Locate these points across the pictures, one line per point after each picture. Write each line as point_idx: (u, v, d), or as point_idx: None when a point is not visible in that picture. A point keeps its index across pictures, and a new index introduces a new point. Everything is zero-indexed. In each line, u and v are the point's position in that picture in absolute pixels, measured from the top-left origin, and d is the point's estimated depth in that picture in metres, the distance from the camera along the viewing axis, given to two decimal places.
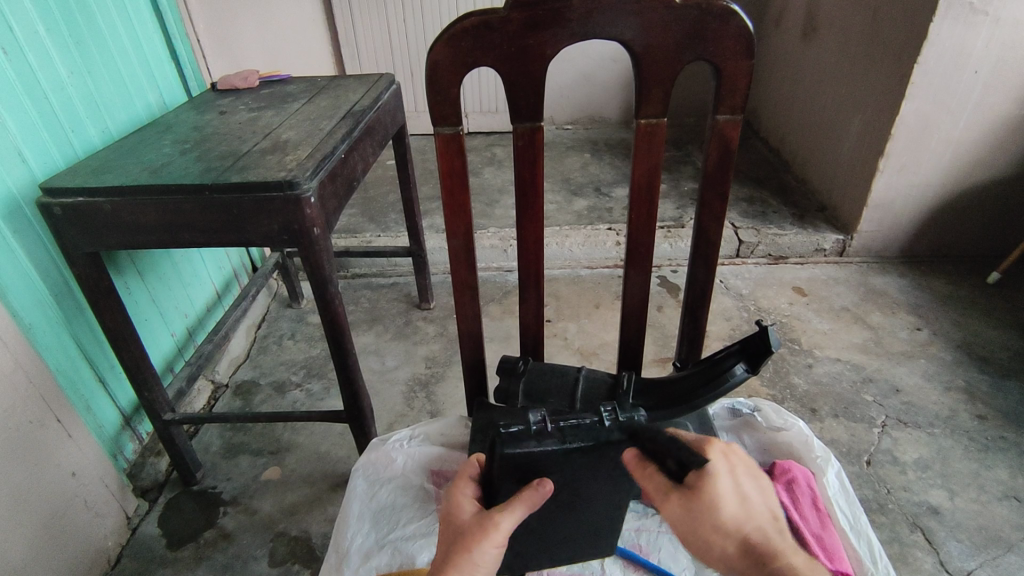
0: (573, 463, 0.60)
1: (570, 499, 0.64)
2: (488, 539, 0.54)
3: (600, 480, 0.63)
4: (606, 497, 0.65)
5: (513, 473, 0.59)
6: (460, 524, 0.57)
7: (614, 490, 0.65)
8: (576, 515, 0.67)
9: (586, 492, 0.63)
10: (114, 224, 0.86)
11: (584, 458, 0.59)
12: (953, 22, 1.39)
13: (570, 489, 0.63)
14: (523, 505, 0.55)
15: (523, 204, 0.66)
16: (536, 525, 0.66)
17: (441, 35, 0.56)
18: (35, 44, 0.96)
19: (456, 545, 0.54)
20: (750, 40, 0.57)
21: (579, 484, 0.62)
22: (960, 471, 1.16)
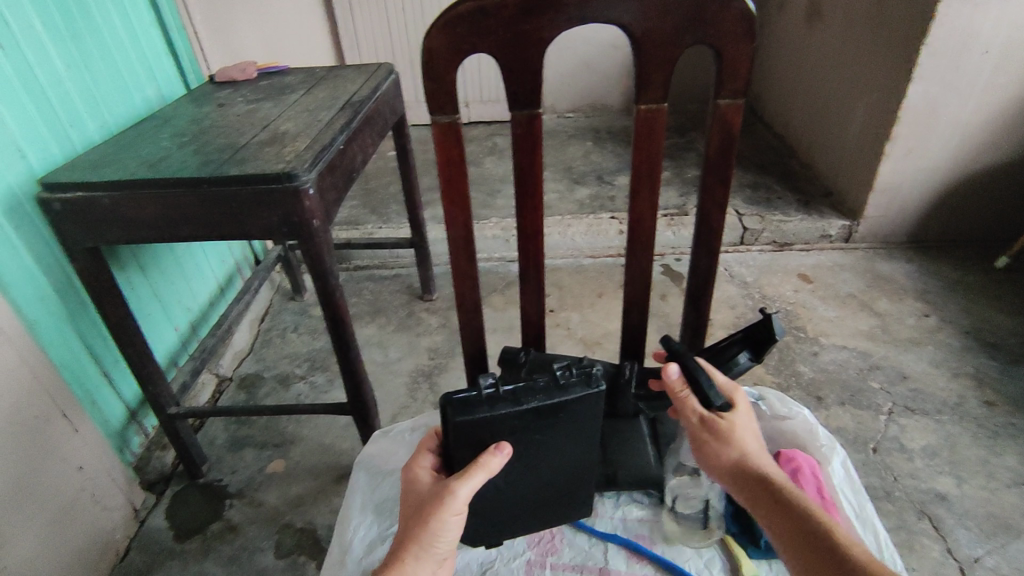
0: (530, 423, 0.62)
1: (535, 461, 0.66)
2: (445, 508, 0.56)
3: (560, 437, 0.65)
4: (572, 456, 0.67)
5: (469, 441, 0.61)
6: (421, 493, 0.60)
7: (579, 450, 0.67)
8: (547, 480, 0.68)
9: (549, 451, 0.66)
10: (114, 218, 0.85)
11: (539, 416, 0.62)
12: (962, 3, 1.36)
13: (535, 450, 0.65)
14: (478, 472, 0.57)
15: (523, 194, 0.65)
16: (512, 495, 0.67)
17: (435, 22, 0.55)
18: (30, 38, 0.95)
19: (416, 517, 0.57)
20: (753, 22, 0.56)
21: (542, 443, 0.65)
22: (969, 458, 1.15)
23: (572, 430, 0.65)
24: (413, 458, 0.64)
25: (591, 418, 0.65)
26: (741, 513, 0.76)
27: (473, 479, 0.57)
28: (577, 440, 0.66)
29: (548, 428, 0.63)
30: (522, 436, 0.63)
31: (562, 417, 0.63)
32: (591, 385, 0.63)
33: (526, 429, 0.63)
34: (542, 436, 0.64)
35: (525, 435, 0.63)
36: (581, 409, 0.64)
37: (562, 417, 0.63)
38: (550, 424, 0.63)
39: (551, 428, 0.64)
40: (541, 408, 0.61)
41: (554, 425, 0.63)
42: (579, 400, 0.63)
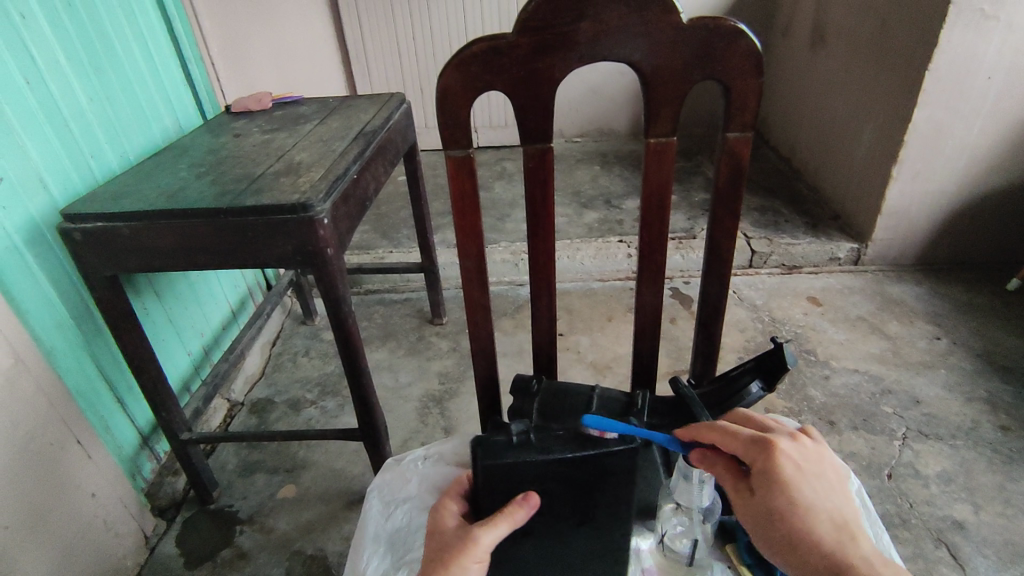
0: (560, 474, 0.60)
1: (565, 515, 0.63)
2: (466, 555, 0.55)
3: (594, 494, 0.62)
4: (607, 513, 0.63)
5: (496, 486, 0.60)
6: (443, 536, 0.59)
7: (613, 506, 0.63)
8: (577, 534, 0.64)
9: (582, 506, 0.62)
10: (133, 248, 0.87)
11: (568, 467, 0.59)
12: (964, 29, 1.38)
13: (566, 506, 0.62)
14: (504, 522, 0.57)
15: (534, 224, 0.66)
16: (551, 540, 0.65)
17: (450, 60, 0.56)
18: (54, 71, 0.98)
19: (437, 559, 0.56)
20: (760, 58, 0.57)
21: (575, 498, 0.62)
22: (984, 484, 1.13)
23: (609, 486, 0.61)
24: (441, 499, 0.64)
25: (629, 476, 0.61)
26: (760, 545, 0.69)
27: (496, 528, 0.57)
28: (613, 498, 0.62)
29: (580, 484, 0.61)
30: (551, 486, 0.60)
31: (595, 472, 0.60)
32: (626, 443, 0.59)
33: (554, 480, 0.60)
34: (574, 490, 0.61)
35: (555, 489, 0.61)
36: (618, 467, 0.60)
37: (595, 471, 0.60)
38: (582, 478, 0.60)
39: (585, 481, 0.61)
40: (573, 460, 0.59)
41: (586, 479, 0.60)
42: (614, 457, 0.59)
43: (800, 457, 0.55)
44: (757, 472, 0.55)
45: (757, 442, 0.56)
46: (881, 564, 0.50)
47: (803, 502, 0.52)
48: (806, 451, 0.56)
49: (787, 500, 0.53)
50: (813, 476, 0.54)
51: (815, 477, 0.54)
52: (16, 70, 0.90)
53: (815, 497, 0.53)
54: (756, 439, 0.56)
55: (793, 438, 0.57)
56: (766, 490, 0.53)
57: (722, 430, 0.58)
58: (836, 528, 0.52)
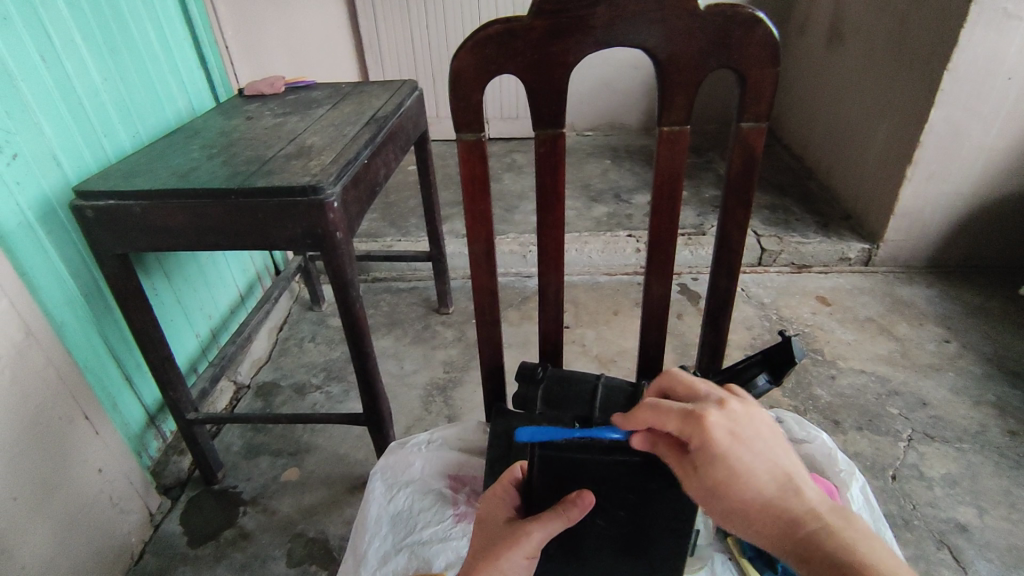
0: (617, 477, 0.58)
1: (619, 520, 0.61)
2: (518, 549, 0.54)
3: (652, 506, 0.60)
4: (660, 523, 0.61)
5: (552, 481, 0.59)
6: (497, 529, 0.58)
7: (668, 518, 0.60)
8: (626, 539, 0.62)
9: (637, 516, 0.60)
10: (144, 226, 0.87)
11: (629, 472, 0.58)
12: (985, 28, 1.36)
13: (622, 512, 0.60)
14: (558, 520, 0.55)
15: (544, 212, 0.66)
16: (587, 535, 0.62)
17: (464, 43, 0.56)
18: (69, 49, 0.98)
19: (490, 550, 0.56)
20: (776, 48, 0.56)
21: (631, 504, 0.60)
22: (989, 488, 1.13)
23: (662, 497, 0.59)
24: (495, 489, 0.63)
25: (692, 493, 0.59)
26: None
27: (552, 525, 0.55)
28: (668, 507, 0.59)
29: (636, 490, 0.59)
30: (607, 487, 0.59)
31: (653, 480, 0.58)
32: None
33: (611, 480, 0.59)
34: (630, 496, 0.59)
35: (612, 490, 0.59)
36: (681, 479, 0.58)
37: (652, 477, 0.58)
38: (642, 484, 0.58)
39: (642, 487, 0.59)
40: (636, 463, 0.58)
41: (647, 487, 0.59)
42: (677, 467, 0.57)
43: (733, 423, 0.48)
44: (692, 451, 0.47)
45: (688, 413, 0.48)
46: (827, 511, 0.47)
47: (745, 472, 0.46)
48: (735, 413, 0.49)
49: (726, 473, 0.46)
50: (750, 438, 0.47)
51: (750, 438, 0.47)
52: (31, 46, 0.91)
53: (755, 459, 0.47)
54: (687, 411, 0.48)
55: (720, 402, 0.49)
56: (705, 470, 0.47)
57: (649, 409, 0.49)
58: (780, 486, 0.47)
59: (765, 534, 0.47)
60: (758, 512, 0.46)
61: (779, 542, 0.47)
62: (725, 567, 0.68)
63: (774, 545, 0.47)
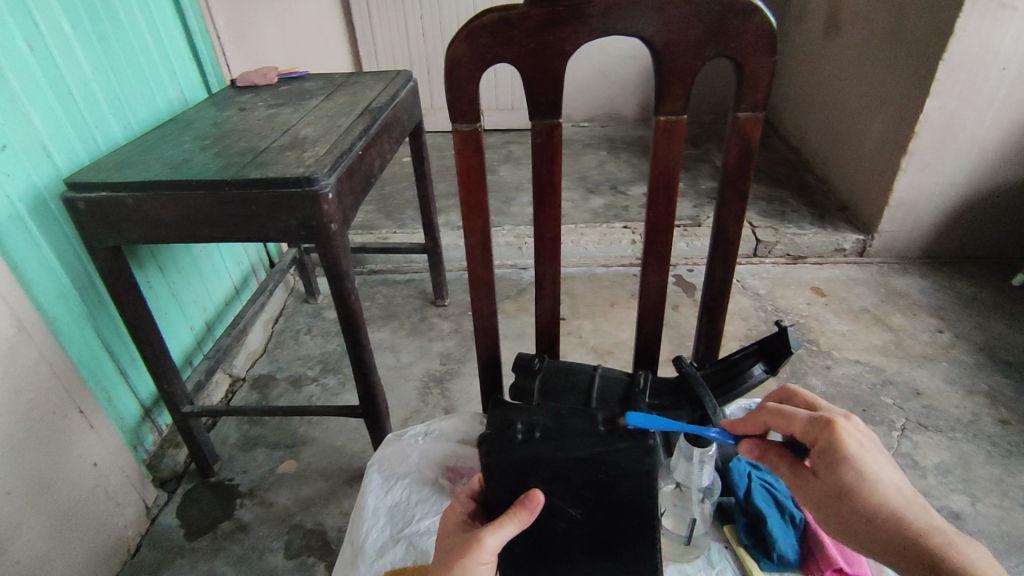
0: (565, 473, 0.59)
1: (584, 519, 0.60)
2: (470, 555, 0.54)
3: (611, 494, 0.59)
4: (628, 516, 0.60)
5: (502, 483, 0.60)
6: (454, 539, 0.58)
7: (636, 509, 0.60)
8: (598, 538, 0.61)
9: (600, 508, 0.60)
10: (137, 218, 0.87)
11: (577, 464, 0.58)
12: (981, 18, 1.36)
13: (586, 507, 0.60)
14: (512, 523, 0.55)
15: (540, 202, 0.66)
16: (556, 540, 0.61)
17: (460, 31, 0.56)
18: (59, 39, 0.97)
19: (445, 562, 0.56)
20: (774, 36, 0.56)
21: (590, 496, 0.59)
22: (982, 476, 1.13)
23: (618, 485, 0.59)
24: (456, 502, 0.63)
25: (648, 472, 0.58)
26: (756, 526, 0.70)
27: (506, 530, 0.55)
28: (631, 497, 0.59)
29: (589, 480, 0.59)
30: (559, 484, 0.59)
31: (602, 469, 0.58)
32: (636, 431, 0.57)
33: (562, 475, 0.59)
34: (585, 486, 0.59)
35: (565, 485, 0.59)
36: (631, 457, 0.58)
37: (601, 467, 0.58)
38: (594, 472, 0.58)
39: (593, 479, 0.59)
40: (579, 455, 0.58)
41: (597, 478, 0.59)
42: (621, 453, 0.58)
43: (860, 433, 0.55)
44: (818, 453, 0.55)
45: (815, 421, 0.56)
46: (954, 534, 0.51)
47: (869, 481, 0.53)
48: (862, 429, 0.56)
49: (854, 477, 0.53)
50: (875, 451, 0.54)
51: (876, 452, 0.54)
52: (19, 35, 0.89)
53: (880, 469, 0.54)
54: (813, 419, 0.56)
55: (846, 413, 0.57)
56: (830, 468, 0.54)
57: (773, 413, 0.59)
58: (904, 501, 0.53)
59: (880, 543, 0.52)
60: (877, 518, 0.52)
61: (893, 551, 0.52)
62: (723, 555, 0.69)
63: (880, 551, 0.53)
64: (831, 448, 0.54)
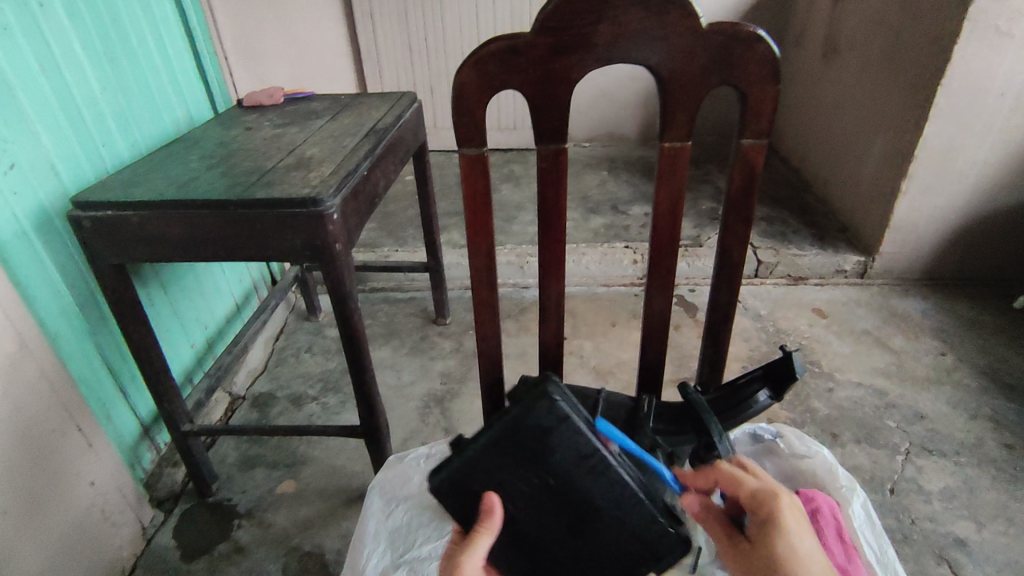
0: (502, 463, 0.59)
1: (545, 499, 0.60)
2: None
3: (557, 461, 0.58)
4: (581, 475, 0.59)
5: (459, 497, 0.60)
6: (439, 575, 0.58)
7: (585, 470, 0.58)
8: (571, 507, 0.60)
9: (559, 478, 0.59)
10: (142, 238, 0.87)
11: (504, 450, 0.59)
12: (977, 45, 1.38)
13: (544, 482, 0.59)
14: (483, 536, 0.57)
15: (546, 226, 0.66)
16: (540, 529, 0.61)
17: (468, 58, 0.56)
18: (69, 59, 0.98)
19: None
20: (777, 66, 0.57)
21: (540, 470, 0.59)
22: (987, 502, 1.12)
23: (554, 452, 0.58)
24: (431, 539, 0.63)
25: (574, 424, 0.58)
26: None
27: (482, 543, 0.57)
28: (573, 458, 0.58)
29: (527, 456, 0.59)
30: (502, 478, 0.59)
31: (530, 443, 0.58)
32: (531, 393, 0.58)
33: (501, 459, 0.59)
34: (527, 462, 0.59)
35: (509, 477, 0.59)
36: (547, 415, 0.58)
37: (529, 441, 0.58)
38: (527, 444, 0.58)
39: (528, 456, 0.58)
40: (503, 438, 0.58)
41: (530, 454, 0.58)
42: (534, 420, 0.58)
43: (799, 513, 0.54)
44: (756, 523, 0.55)
45: (759, 491, 0.55)
46: None
47: (796, 553, 0.52)
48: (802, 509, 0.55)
49: (782, 549, 0.52)
50: (809, 531, 0.53)
51: (808, 532, 0.53)
52: (30, 55, 0.90)
53: (813, 552, 0.52)
54: (759, 487, 0.56)
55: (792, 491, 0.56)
56: (762, 537, 0.53)
57: (724, 473, 0.58)
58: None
59: None
60: None
61: None
62: None
63: None
64: (770, 519, 0.54)
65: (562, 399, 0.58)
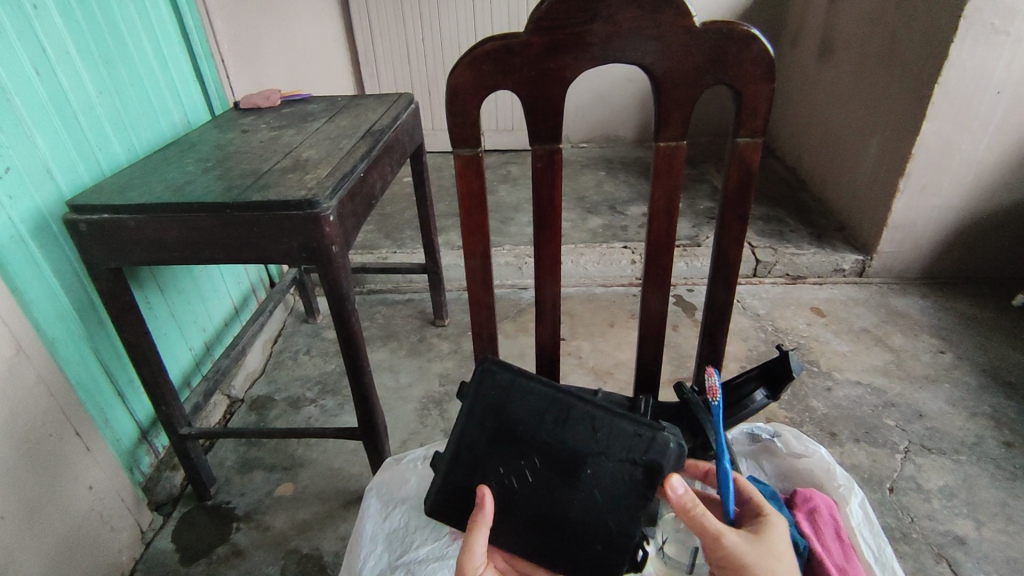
0: (476, 445, 0.62)
1: (532, 467, 0.60)
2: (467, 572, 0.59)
3: (524, 424, 0.60)
4: (550, 425, 0.60)
5: (456, 494, 0.62)
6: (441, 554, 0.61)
7: (550, 419, 0.60)
8: (559, 461, 0.60)
9: (535, 441, 0.60)
10: (138, 240, 0.87)
11: (472, 433, 0.61)
12: (973, 43, 1.38)
13: (525, 452, 0.60)
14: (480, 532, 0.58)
15: (542, 226, 0.66)
16: (545, 502, 0.61)
17: (462, 59, 0.56)
18: (65, 63, 0.98)
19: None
20: (772, 64, 0.57)
21: (515, 441, 0.60)
22: (987, 500, 1.12)
23: (516, 413, 0.61)
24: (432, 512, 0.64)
25: (521, 383, 0.61)
26: None
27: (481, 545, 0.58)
28: (534, 411, 0.61)
29: (498, 431, 0.61)
30: (483, 463, 0.61)
31: (492, 412, 0.61)
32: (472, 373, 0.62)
33: (477, 444, 0.62)
34: (500, 437, 0.61)
35: (492, 457, 0.61)
36: (494, 385, 0.61)
37: (491, 413, 0.61)
38: (491, 419, 0.61)
39: (496, 428, 0.61)
40: (467, 420, 0.62)
41: (495, 426, 0.61)
42: (484, 391, 0.61)
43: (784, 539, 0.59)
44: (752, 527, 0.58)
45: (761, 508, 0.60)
46: None
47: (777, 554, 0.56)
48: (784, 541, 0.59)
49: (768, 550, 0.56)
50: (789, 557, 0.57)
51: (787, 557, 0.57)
52: (25, 59, 0.90)
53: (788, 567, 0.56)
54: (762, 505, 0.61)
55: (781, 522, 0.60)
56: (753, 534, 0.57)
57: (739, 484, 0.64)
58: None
59: None
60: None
61: None
62: None
63: None
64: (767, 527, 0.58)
65: (501, 364, 0.62)
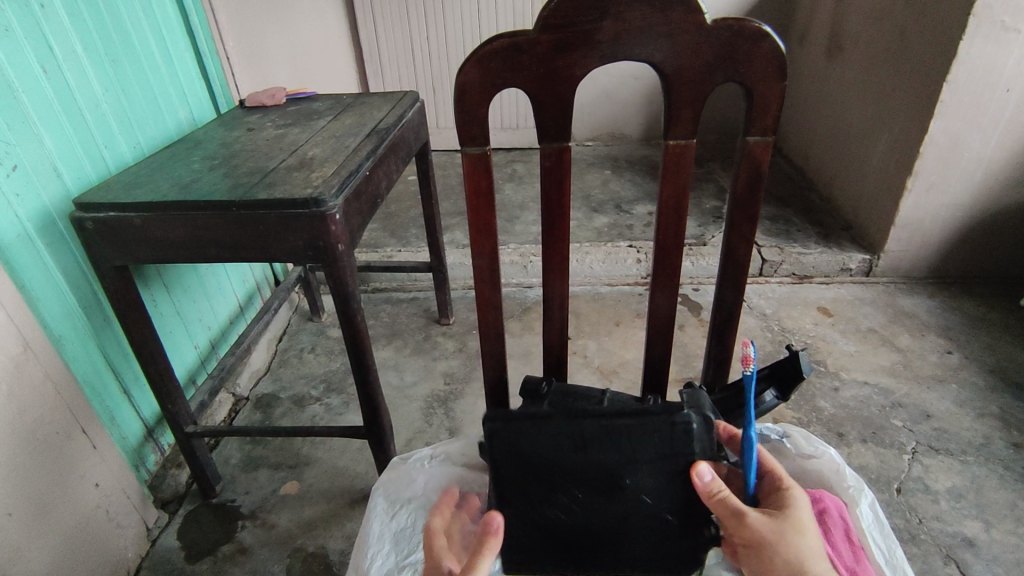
0: (516, 491, 0.63)
1: (575, 494, 0.63)
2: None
3: (547, 460, 0.62)
4: (573, 452, 0.62)
5: (523, 538, 0.64)
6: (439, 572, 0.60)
7: (570, 447, 0.62)
8: (598, 476, 0.62)
9: (569, 474, 0.62)
10: (144, 239, 0.87)
11: (507, 486, 0.63)
12: (983, 41, 1.37)
13: (563, 487, 0.63)
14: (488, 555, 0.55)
15: (550, 225, 0.66)
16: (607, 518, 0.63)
17: (470, 56, 0.56)
18: (71, 61, 0.98)
19: None
20: (783, 62, 0.56)
21: (548, 476, 0.62)
22: (996, 502, 1.11)
23: (538, 455, 0.62)
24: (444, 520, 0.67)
25: (527, 424, 0.62)
26: None
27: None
28: (552, 446, 0.62)
29: (529, 475, 0.63)
30: (532, 505, 0.63)
31: (514, 462, 0.62)
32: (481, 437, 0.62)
33: (516, 492, 0.63)
34: (533, 479, 0.63)
35: (537, 498, 0.63)
36: (506, 440, 0.62)
37: (512, 460, 0.62)
38: (516, 466, 0.63)
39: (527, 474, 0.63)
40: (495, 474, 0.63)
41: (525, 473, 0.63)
42: (498, 446, 0.62)
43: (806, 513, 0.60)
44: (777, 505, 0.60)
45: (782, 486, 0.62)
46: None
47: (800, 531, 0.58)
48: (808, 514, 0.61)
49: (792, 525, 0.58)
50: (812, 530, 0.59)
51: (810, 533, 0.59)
52: (32, 56, 0.90)
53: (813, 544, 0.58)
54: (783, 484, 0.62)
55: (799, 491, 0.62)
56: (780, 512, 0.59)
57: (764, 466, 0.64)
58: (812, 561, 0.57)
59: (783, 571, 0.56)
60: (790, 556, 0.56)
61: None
62: None
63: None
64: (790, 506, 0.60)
65: (502, 417, 0.62)
